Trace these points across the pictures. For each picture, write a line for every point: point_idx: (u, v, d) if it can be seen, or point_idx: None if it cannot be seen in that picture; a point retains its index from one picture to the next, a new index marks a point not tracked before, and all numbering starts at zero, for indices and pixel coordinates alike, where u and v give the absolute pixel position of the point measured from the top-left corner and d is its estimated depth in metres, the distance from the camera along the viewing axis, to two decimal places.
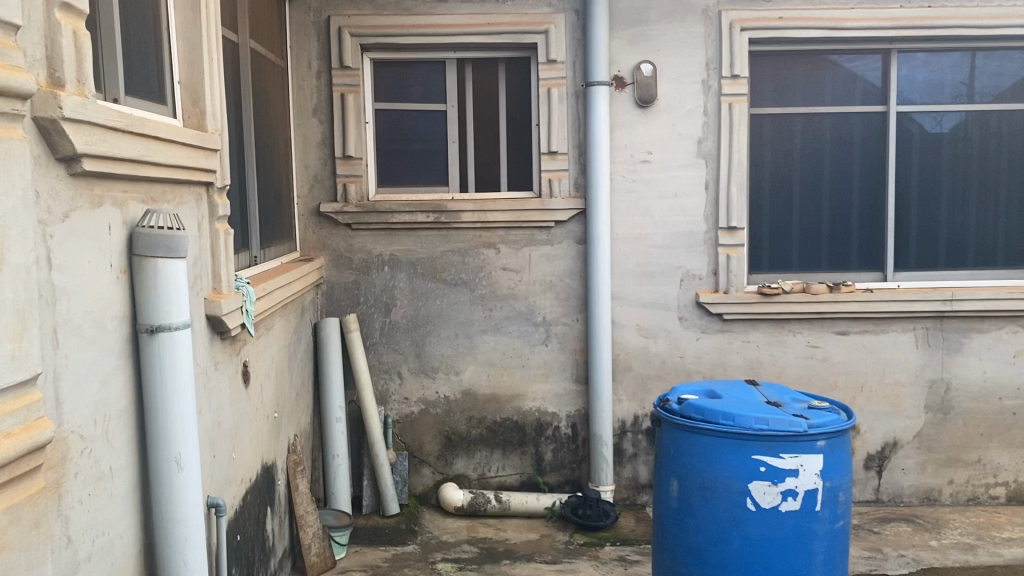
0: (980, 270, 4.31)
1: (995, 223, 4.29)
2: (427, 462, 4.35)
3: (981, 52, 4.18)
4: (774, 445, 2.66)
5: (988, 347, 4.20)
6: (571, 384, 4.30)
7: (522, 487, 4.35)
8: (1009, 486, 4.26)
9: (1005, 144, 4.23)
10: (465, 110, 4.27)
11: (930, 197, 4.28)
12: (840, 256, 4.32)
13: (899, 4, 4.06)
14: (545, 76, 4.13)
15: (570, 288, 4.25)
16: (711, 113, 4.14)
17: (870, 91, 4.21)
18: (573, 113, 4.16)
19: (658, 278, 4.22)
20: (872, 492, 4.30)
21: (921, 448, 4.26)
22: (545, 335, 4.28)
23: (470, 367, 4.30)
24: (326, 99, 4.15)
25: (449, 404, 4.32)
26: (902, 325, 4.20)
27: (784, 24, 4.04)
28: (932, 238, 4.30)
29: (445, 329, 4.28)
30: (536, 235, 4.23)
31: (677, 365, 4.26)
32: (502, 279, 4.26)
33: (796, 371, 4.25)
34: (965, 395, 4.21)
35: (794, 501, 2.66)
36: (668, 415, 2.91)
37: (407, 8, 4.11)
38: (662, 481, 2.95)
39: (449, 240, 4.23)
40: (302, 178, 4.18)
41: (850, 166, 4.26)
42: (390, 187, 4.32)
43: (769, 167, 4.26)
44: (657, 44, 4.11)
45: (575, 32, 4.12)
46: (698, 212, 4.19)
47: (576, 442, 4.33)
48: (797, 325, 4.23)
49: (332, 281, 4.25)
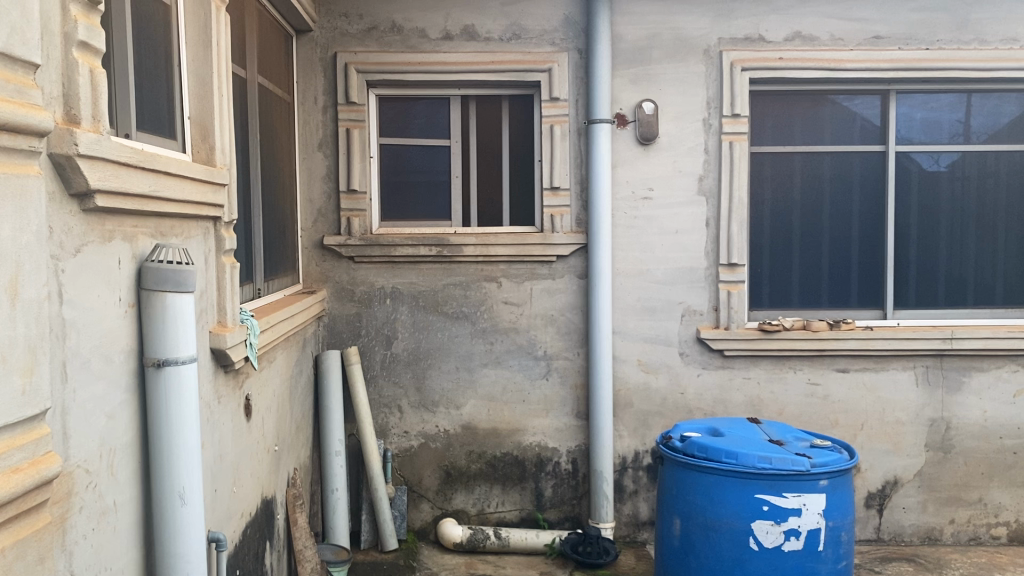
0: (979, 308, 4.33)
1: (993, 262, 4.32)
2: (426, 497, 4.33)
3: (977, 93, 4.24)
4: (777, 484, 2.66)
5: (988, 387, 4.21)
6: (571, 419, 4.30)
7: (521, 523, 4.33)
8: (1010, 526, 4.25)
9: (1002, 183, 4.28)
10: (468, 145, 4.32)
11: (928, 235, 4.31)
12: (840, 293, 4.34)
13: (897, 46, 4.12)
14: (549, 114, 4.17)
15: (571, 323, 4.27)
16: (711, 151, 4.18)
17: (869, 129, 4.26)
18: (575, 149, 4.20)
19: (659, 313, 4.24)
20: (873, 531, 4.27)
21: (921, 487, 4.24)
22: (545, 369, 4.28)
23: (470, 401, 4.29)
24: (332, 134, 4.19)
25: (449, 439, 4.31)
26: (902, 363, 4.21)
27: (784, 65, 4.10)
28: (931, 276, 4.33)
29: (446, 363, 4.28)
30: (538, 270, 4.25)
31: (678, 401, 4.26)
32: (503, 313, 4.27)
33: (796, 409, 4.24)
34: (966, 434, 4.21)
35: (797, 540, 2.65)
36: (671, 453, 2.92)
37: (413, 46, 4.17)
38: (664, 520, 2.94)
39: (451, 274, 4.25)
40: (306, 211, 4.21)
41: (850, 203, 4.30)
42: (393, 221, 4.35)
43: (769, 204, 4.30)
44: (659, 83, 4.16)
45: (578, 71, 4.18)
46: (698, 248, 4.22)
47: (577, 478, 4.31)
48: (798, 362, 4.23)
49: (334, 313, 4.26)
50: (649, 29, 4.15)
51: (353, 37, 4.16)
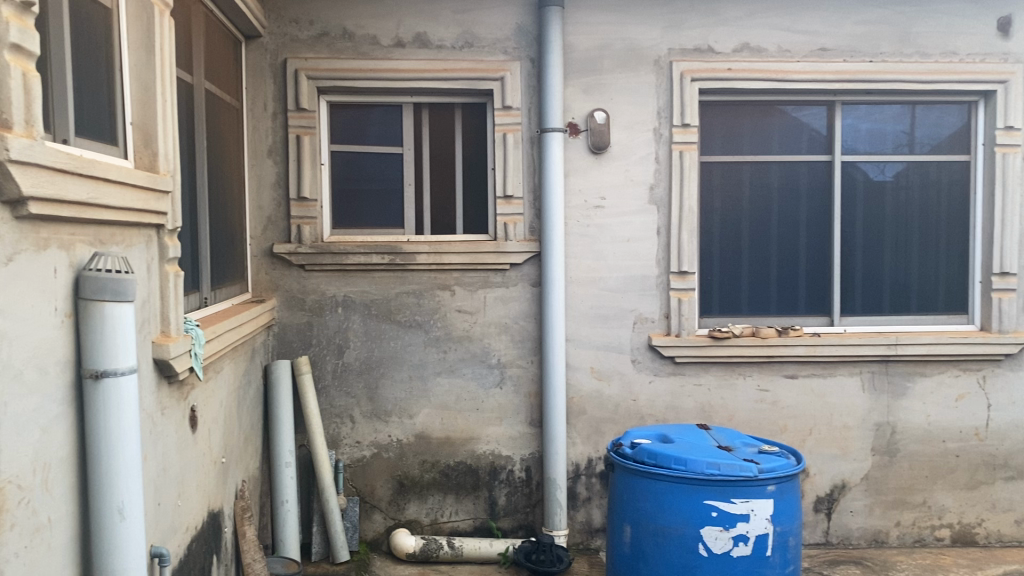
0: (923, 315, 4.43)
1: (936, 270, 4.43)
2: (379, 508, 4.28)
3: (920, 105, 4.35)
4: (725, 489, 2.68)
5: (931, 391, 4.30)
6: (525, 427, 4.29)
7: (475, 532, 4.30)
8: (953, 527, 4.34)
9: (944, 193, 4.39)
10: (421, 154, 4.30)
11: (873, 244, 4.40)
12: (788, 301, 4.41)
13: (843, 59, 4.20)
14: (501, 122, 4.17)
15: (525, 331, 4.26)
16: (662, 160, 4.22)
17: (816, 139, 4.35)
18: (527, 157, 4.20)
19: (611, 321, 4.26)
20: (822, 534, 4.33)
21: (868, 491, 4.32)
22: (499, 378, 4.27)
23: (423, 410, 4.26)
24: (282, 141, 4.14)
25: (402, 448, 4.27)
26: (849, 369, 4.28)
27: (732, 75, 4.16)
28: (876, 284, 4.41)
29: (398, 372, 4.25)
30: (491, 278, 4.24)
31: (631, 408, 4.28)
32: (457, 321, 4.25)
33: (746, 415, 4.29)
34: (910, 438, 4.30)
35: (745, 546, 2.67)
36: (621, 459, 2.92)
37: (364, 53, 4.14)
38: (615, 527, 2.94)
39: (404, 282, 4.22)
40: (255, 219, 4.15)
41: (797, 213, 4.37)
42: (344, 229, 4.31)
43: (719, 214, 4.35)
44: (611, 93, 4.19)
45: (531, 80, 4.19)
46: (650, 256, 4.25)
47: (530, 486, 4.31)
48: (748, 369, 4.28)
49: (284, 322, 4.20)
50: (601, 39, 4.18)
51: (303, 43, 4.12)
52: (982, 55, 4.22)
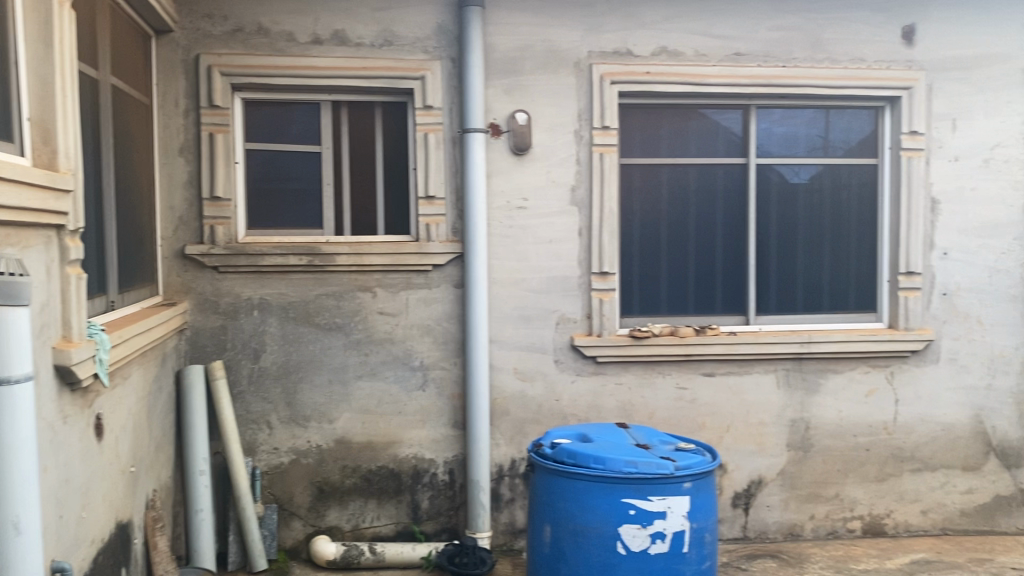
0: (834, 313, 4.57)
1: (848, 270, 4.57)
2: (298, 515, 4.19)
3: (834, 109, 4.49)
4: (643, 487, 2.70)
5: (842, 387, 4.43)
6: (448, 430, 4.25)
7: (397, 537, 4.25)
8: (864, 519, 4.48)
9: (854, 195, 4.54)
10: (340, 153, 4.23)
11: (787, 244, 4.51)
12: (706, 300, 4.49)
13: (757, 63, 4.30)
14: (422, 122, 4.13)
15: (448, 332, 4.22)
16: (583, 162, 4.25)
17: (732, 142, 4.44)
18: (449, 157, 4.17)
19: (534, 322, 4.26)
20: (740, 529, 4.41)
21: (784, 486, 4.42)
22: (421, 380, 4.22)
23: (344, 415, 4.19)
24: (194, 138, 4.02)
25: (322, 453, 4.18)
26: (764, 366, 4.39)
27: (650, 79, 4.22)
28: (789, 283, 4.53)
29: (318, 376, 4.17)
30: (413, 279, 4.19)
31: (554, 409, 4.29)
32: (378, 324, 4.19)
33: (666, 414, 4.35)
34: (822, 433, 4.42)
35: (662, 543, 2.70)
36: (541, 460, 2.92)
37: (280, 50, 4.05)
38: (535, 527, 2.94)
39: (323, 284, 4.14)
40: (166, 220, 4.02)
41: (714, 214, 4.46)
42: (261, 230, 4.21)
43: (639, 215, 4.41)
44: (532, 94, 4.19)
45: (451, 80, 4.16)
46: (572, 257, 4.27)
47: (453, 489, 4.27)
48: (667, 368, 4.34)
49: (197, 326, 4.08)
50: (521, 40, 4.17)
51: (216, 38, 4.01)
52: (888, 62, 4.37)
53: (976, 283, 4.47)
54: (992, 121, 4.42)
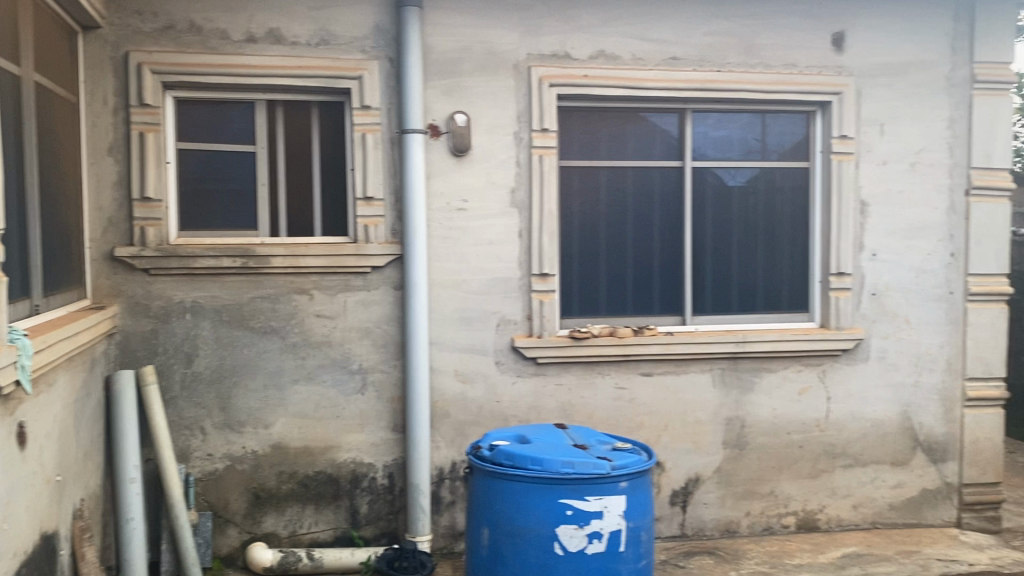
0: (768, 313, 4.66)
1: (781, 271, 4.67)
2: (233, 522, 4.11)
3: (769, 114, 4.59)
4: (580, 487, 2.72)
5: (776, 386, 4.52)
6: (388, 433, 4.21)
7: (335, 542, 4.20)
8: (798, 514, 4.58)
9: (787, 198, 4.64)
10: (276, 153, 4.17)
11: (723, 246, 4.59)
12: (644, 301, 4.54)
13: (693, 68, 4.36)
14: (359, 121, 4.09)
15: (386, 335, 4.19)
16: (523, 164, 4.25)
17: (669, 145, 4.50)
18: (387, 158, 4.13)
19: (474, 323, 4.25)
20: (678, 526, 4.47)
21: (720, 483, 4.49)
22: (360, 384, 4.18)
23: (280, 420, 4.12)
24: (124, 137, 3.92)
25: (258, 459, 4.11)
26: (701, 366, 4.45)
27: (588, 82, 4.24)
28: (725, 284, 4.61)
29: (253, 381, 4.09)
30: (351, 281, 4.14)
31: (494, 410, 4.28)
32: (315, 326, 4.13)
33: (605, 413, 4.38)
34: (758, 431, 4.51)
35: (599, 543, 2.72)
36: (479, 462, 2.91)
37: (213, 47, 3.97)
38: (474, 530, 2.93)
39: (258, 286, 4.07)
40: (95, 221, 3.91)
41: (652, 216, 4.51)
42: (194, 231, 4.12)
43: (578, 217, 4.44)
44: (471, 96, 4.18)
45: (390, 80, 4.12)
46: (511, 258, 4.27)
47: (393, 493, 4.24)
48: (606, 368, 4.37)
49: (127, 330, 3.98)
50: (460, 42, 4.17)
51: (147, 35, 3.92)
52: (819, 68, 4.48)
53: (904, 283, 4.60)
54: (917, 126, 4.56)
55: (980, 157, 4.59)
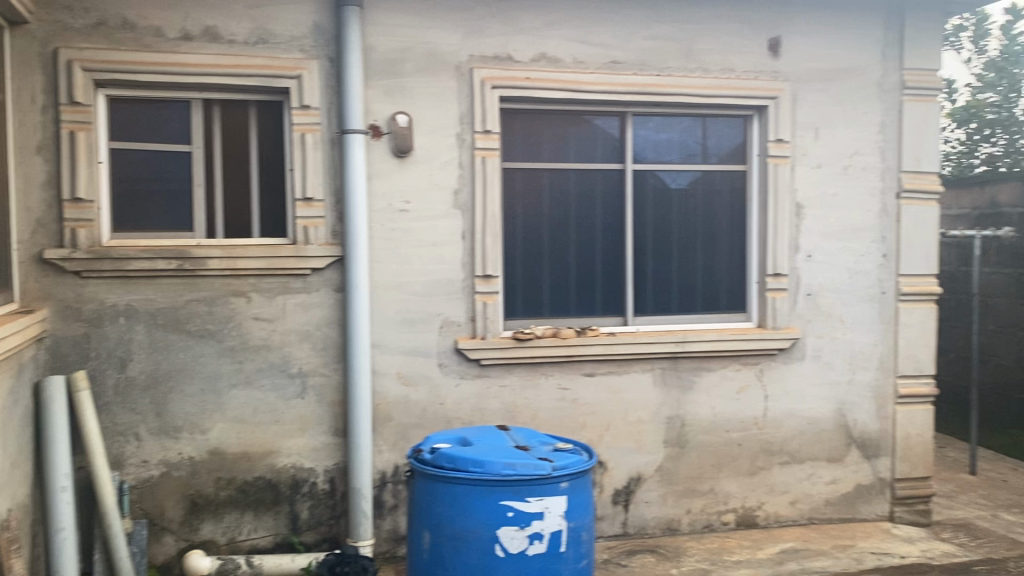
0: (708, 313, 4.73)
1: (720, 272, 4.75)
2: (169, 530, 4.02)
3: (709, 118, 4.66)
4: (521, 489, 2.73)
5: (716, 385, 4.59)
6: (329, 438, 4.17)
7: (275, 549, 4.14)
8: (737, 512, 4.66)
9: (725, 201, 4.72)
10: (212, 153, 4.09)
11: (663, 248, 4.65)
12: (586, 302, 4.57)
13: (633, 72, 4.41)
14: (299, 121, 4.03)
15: (327, 338, 4.14)
16: (465, 166, 4.25)
17: (610, 148, 4.54)
18: (327, 158, 4.09)
19: (417, 325, 4.23)
20: (620, 526, 4.51)
21: (661, 482, 4.55)
22: (300, 387, 4.12)
23: (218, 425, 4.04)
24: (53, 136, 3.81)
25: (194, 466, 4.03)
26: (642, 366, 4.50)
27: (530, 84, 4.26)
28: (665, 285, 4.67)
29: (189, 386, 4.01)
30: (290, 283, 4.09)
31: (437, 413, 4.27)
32: (253, 330, 4.07)
33: (548, 414, 4.40)
34: (698, 430, 4.58)
35: (540, 543, 2.72)
36: (420, 466, 2.90)
37: (147, 45, 3.88)
38: (415, 533, 2.91)
39: (195, 289, 3.99)
40: (23, 222, 3.79)
41: (594, 218, 4.55)
42: (128, 233, 4.02)
43: (521, 219, 4.45)
44: (412, 96, 4.16)
45: (329, 80, 4.08)
46: (454, 260, 4.26)
47: (334, 497, 4.19)
48: (549, 368, 4.39)
49: (58, 335, 3.86)
50: (400, 42, 4.14)
51: (77, 32, 3.81)
52: (756, 73, 4.56)
53: (838, 284, 4.72)
54: (850, 131, 4.68)
55: (910, 161, 4.73)
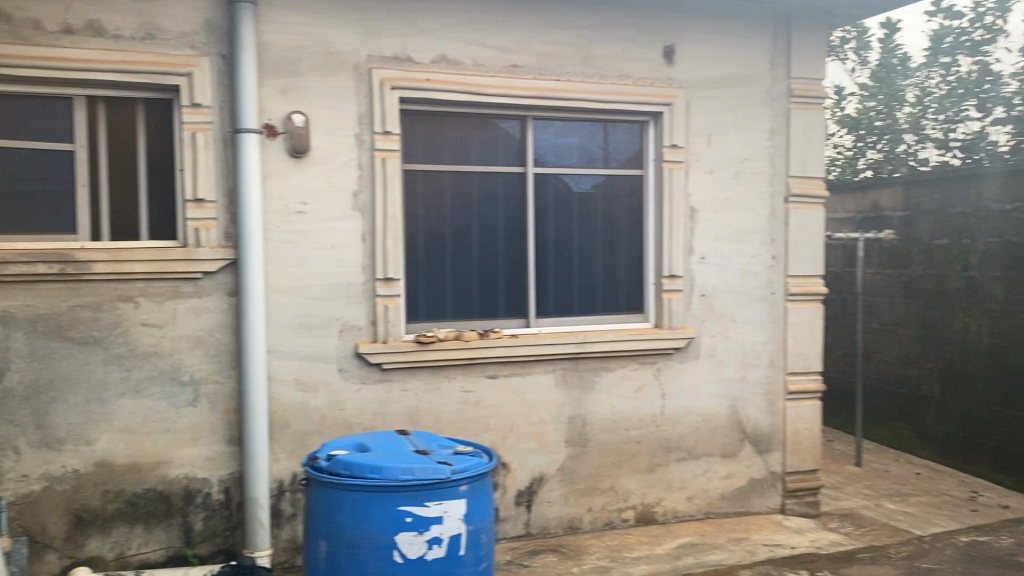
0: (608, 314, 4.82)
1: (619, 274, 4.84)
2: (52, 547, 3.83)
3: (610, 123, 4.76)
4: (419, 493, 2.71)
5: (616, 384, 4.67)
6: (223, 446, 4.05)
7: (168, 563, 4.00)
8: (637, 508, 4.75)
9: (624, 204, 4.82)
10: (97, 153, 3.92)
11: (563, 249, 4.71)
12: (489, 304, 4.59)
13: (533, 76, 4.45)
14: (189, 120, 3.91)
15: (221, 343, 4.02)
16: (364, 167, 4.20)
17: (511, 151, 4.57)
18: (220, 158, 3.97)
19: (315, 329, 4.16)
20: (523, 526, 4.53)
21: (563, 481, 4.60)
22: (192, 395, 3.99)
23: (105, 436, 3.87)
24: None
25: (79, 479, 3.85)
26: (544, 367, 4.54)
27: (430, 86, 4.25)
28: (566, 287, 4.73)
29: (73, 395, 3.83)
30: (181, 287, 3.95)
31: (337, 418, 4.20)
32: (142, 336, 3.92)
33: (451, 417, 4.39)
34: (598, 429, 4.65)
35: (439, 547, 2.71)
36: (317, 473, 2.85)
37: (25, 38, 3.69)
38: (312, 543, 2.86)
39: (78, 294, 3.82)
40: None
41: (496, 221, 4.56)
42: (5, 235, 3.81)
43: (422, 221, 4.42)
44: (309, 96, 4.09)
45: (222, 77, 3.96)
46: (354, 263, 4.21)
47: (230, 508, 4.07)
48: (451, 371, 4.38)
49: None
50: (296, 40, 4.06)
51: None
52: (651, 79, 4.67)
53: (730, 285, 4.87)
54: (741, 137, 4.84)
55: (797, 167, 4.94)
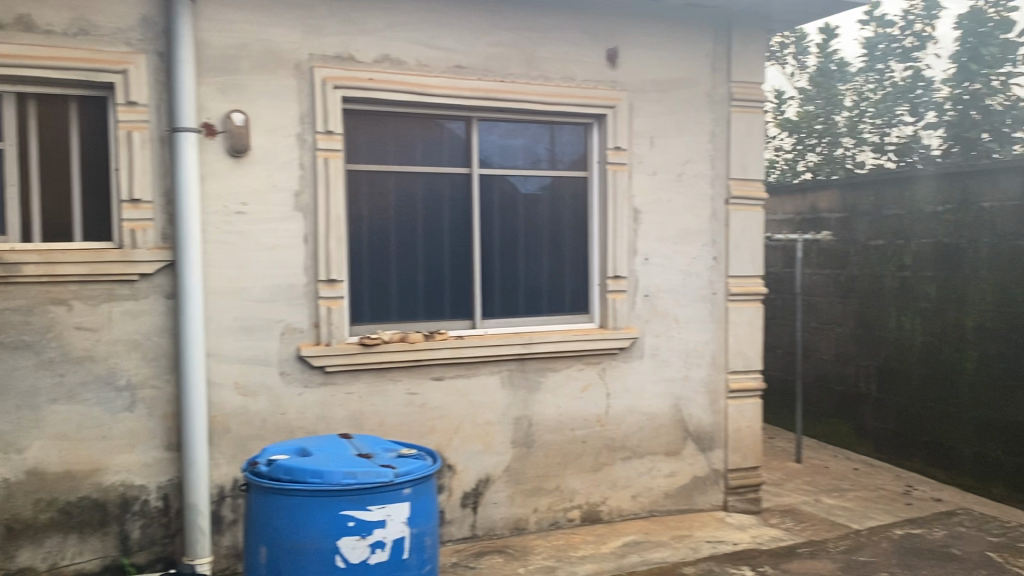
0: (553, 315, 4.84)
1: (564, 275, 4.86)
2: None
3: (555, 125, 4.78)
4: (362, 497, 2.69)
5: (561, 385, 4.70)
6: (161, 453, 3.96)
7: (103, 572, 3.89)
8: (582, 507, 4.78)
9: (568, 206, 4.85)
10: (28, 151, 3.81)
11: (509, 250, 4.71)
12: (434, 305, 4.57)
13: (477, 76, 4.45)
14: (125, 119, 3.81)
15: (158, 347, 3.93)
16: (306, 167, 4.15)
17: (455, 152, 4.56)
18: (157, 158, 3.88)
19: (256, 332, 4.09)
20: (469, 528, 4.52)
21: (509, 482, 4.60)
22: (128, 401, 3.89)
23: (36, 444, 3.76)
24: None
25: (9, 489, 3.73)
26: (489, 368, 4.54)
27: (373, 85, 4.21)
28: (512, 288, 4.73)
29: (2, 402, 3.71)
30: (116, 290, 3.85)
31: (279, 422, 4.14)
32: (75, 340, 3.81)
33: (396, 420, 4.35)
34: (544, 430, 4.66)
35: (382, 552, 2.69)
36: (257, 479, 2.81)
37: None
38: (252, 549, 2.81)
39: (8, 297, 3.69)
40: None
41: (441, 222, 4.55)
42: None
43: (366, 222, 4.38)
44: (249, 95, 4.02)
45: (158, 75, 3.88)
46: (296, 265, 4.15)
47: (168, 515, 3.98)
48: (396, 374, 4.35)
49: None
50: (236, 38, 3.99)
51: None
52: (595, 82, 4.71)
53: (673, 286, 4.93)
54: (683, 139, 4.91)
55: (738, 169, 5.02)
